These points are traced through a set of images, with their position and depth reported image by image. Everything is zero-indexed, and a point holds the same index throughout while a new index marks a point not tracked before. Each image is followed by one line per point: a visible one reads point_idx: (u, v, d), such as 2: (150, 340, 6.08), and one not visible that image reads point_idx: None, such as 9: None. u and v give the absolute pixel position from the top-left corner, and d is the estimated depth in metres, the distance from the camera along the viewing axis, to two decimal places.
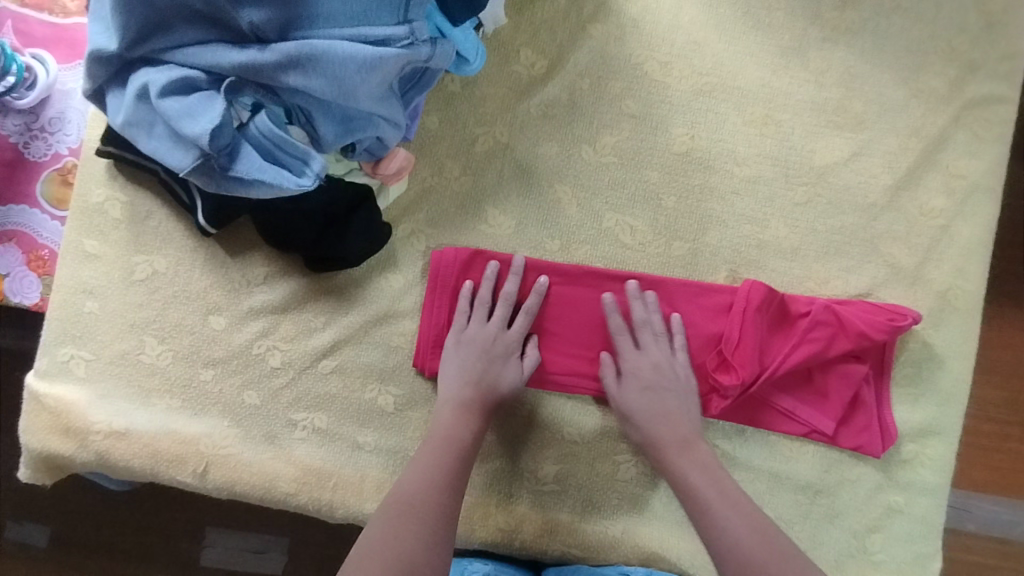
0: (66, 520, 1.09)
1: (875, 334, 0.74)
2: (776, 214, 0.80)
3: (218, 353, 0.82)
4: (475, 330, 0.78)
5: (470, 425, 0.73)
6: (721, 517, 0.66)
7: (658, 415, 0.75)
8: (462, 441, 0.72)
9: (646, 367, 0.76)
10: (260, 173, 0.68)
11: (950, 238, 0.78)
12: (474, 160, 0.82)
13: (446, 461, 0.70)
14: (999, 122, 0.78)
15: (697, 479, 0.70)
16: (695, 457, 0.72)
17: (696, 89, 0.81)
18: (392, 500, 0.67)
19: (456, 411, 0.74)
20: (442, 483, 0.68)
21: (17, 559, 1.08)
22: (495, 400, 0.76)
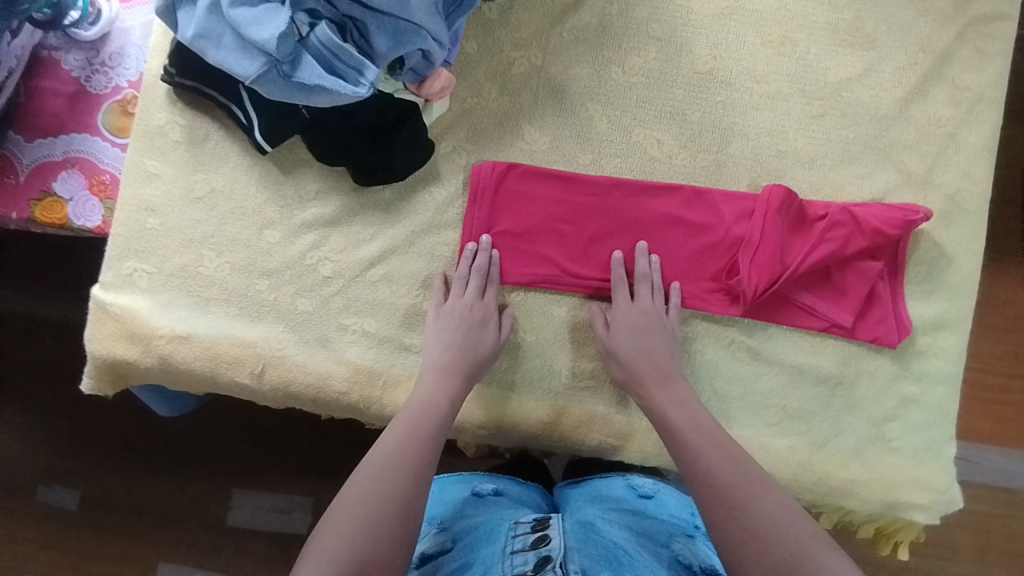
0: (114, 453, 1.15)
1: (889, 229, 0.79)
2: (793, 126, 0.86)
3: (272, 263, 0.88)
4: (468, 304, 0.83)
5: (448, 392, 0.78)
6: (697, 448, 0.71)
7: (641, 352, 0.80)
8: (436, 413, 0.75)
9: (635, 315, 0.82)
10: (320, 80, 0.75)
11: (957, 145, 0.84)
12: (511, 82, 0.88)
13: (425, 428, 0.73)
14: (1001, 38, 0.84)
15: (676, 417, 0.75)
16: (674, 391, 0.78)
17: (718, 13, 0.87)
18: (367, 462, 0.68)
19: (436, 380, 0.79)
20: (419, 446, 0.70)
21: (70, 491, 1.14)
22: (472, 369, 0.81)
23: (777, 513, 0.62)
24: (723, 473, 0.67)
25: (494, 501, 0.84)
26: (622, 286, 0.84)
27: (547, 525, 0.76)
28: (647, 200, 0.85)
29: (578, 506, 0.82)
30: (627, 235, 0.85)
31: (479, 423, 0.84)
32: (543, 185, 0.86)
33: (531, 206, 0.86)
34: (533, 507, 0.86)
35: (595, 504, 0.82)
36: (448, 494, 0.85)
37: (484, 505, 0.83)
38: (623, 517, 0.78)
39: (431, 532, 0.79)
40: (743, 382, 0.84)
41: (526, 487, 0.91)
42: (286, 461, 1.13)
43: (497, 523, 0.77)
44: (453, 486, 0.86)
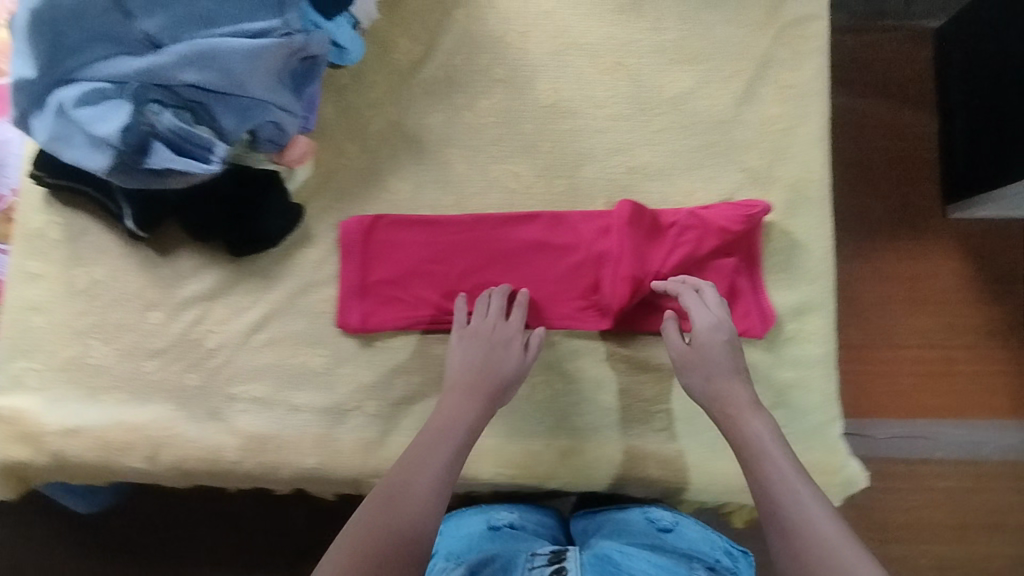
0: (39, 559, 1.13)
1: (733, 226, 0.83)
2: (638, 143, 0.90)
3: (158, 343, 0.89)
4: (492, 324, 0.82)
5: (475, 414, 0.76)
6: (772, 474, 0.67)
7: (714, 367, 0.77)
8: (450, 439, 0.74)
9: (704, 332, 0.78)
10: (171, 163, 0.78)
11: (792, 139, 0.88)
12: (370, 139, 0.92)
13: (444, 453, 0.72)
14: (816, 36, 0.89)
15: (746, 440, 0.71)
16: (763, 419, 0.72)
17: (553, 50, 0.92)
18: (405, 492, 0.68)
19: (461, 398, 0.77)
20: (434, 478, 0.70)
21: None
22: (496, 390, 0.79)
23: (839, 548, 0.60)
24: (796, 503, 0.63)
25: (511, 535, 0.86)
26: (691, 294, 0.81)
27: (563, 557, 0.80)
28: (509, 230, 0.88)
29: (596, 541, 0.84)
30: (494, 266, 0.88)
31: (375, 471, 0.85)
32: (409, 231, 0.89)
33: (401, 252, 0.89)
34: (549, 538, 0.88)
35: (618, 537, 0.84)
36: (465, 527, 0.88)
37: (502, 539, 0.85)
38: (643, 552, 0.80)
39: (448, 567, 0.82)
40: (626, 395, 0.85)
41: (543, 514, 0.92)
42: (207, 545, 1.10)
43: (514, 556, 0.81)
44: (472, 518, 0.89)
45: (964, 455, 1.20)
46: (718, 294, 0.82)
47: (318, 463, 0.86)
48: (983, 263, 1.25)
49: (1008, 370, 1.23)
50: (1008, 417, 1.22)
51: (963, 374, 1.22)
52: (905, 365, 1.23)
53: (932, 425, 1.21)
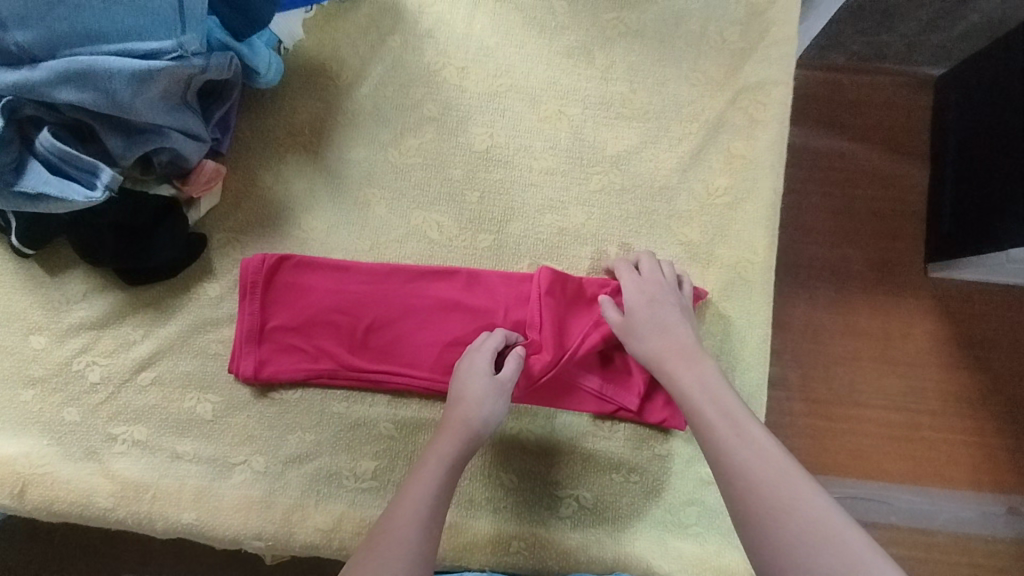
0: None
1: None
2: (573, 201, 0.83)
3: (37, 371, 0.83)
4: (469, 363, 0.75)
5: (450, 459, 0.69)
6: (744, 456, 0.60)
7: (662, 336, 0.73)
8: (443, 482, 0.68)
9: (641, 292, 0.75)
10: (46, 187, 0.71)
11: (736, 213, 0.82)
12: (286, 170, 0.85)
13: (425, 494, 0.66)
14: (773, 104, 0.83)
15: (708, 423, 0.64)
16: (698, 370, 0.69)
17: (491, 91, 0.85)
18: (393, 544, 0.62)
19: (446, 436, 0.71)
20: (418, 524, 0.64)
21: None
22: (484, 424, 0.72)
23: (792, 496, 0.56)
24: (776, 482, 0.57)
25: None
26: (626, 268, 0.78)
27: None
28: (424, 285, 0.82)
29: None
30: (403, 323, 0.82)
31: (255, 534, 0.78)
32: (317, 276, 0.82)
33: (305, 299, 0.82)
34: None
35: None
36: None
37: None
38: None
39: None
40: (533, 476, 0.80)
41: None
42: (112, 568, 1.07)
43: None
44: None
45: (913, 522, 1.09)
46: (655, 261, 0.78)
47: (193, 520, 0.79)
48: (958, 322, 1.13)
49: (974, 440, 1.11)
50: (968, 490, 1.10)
51: (924, 440, 1.10)
52: (864, 425, 1.10)
53: (885, 489, 1.09)
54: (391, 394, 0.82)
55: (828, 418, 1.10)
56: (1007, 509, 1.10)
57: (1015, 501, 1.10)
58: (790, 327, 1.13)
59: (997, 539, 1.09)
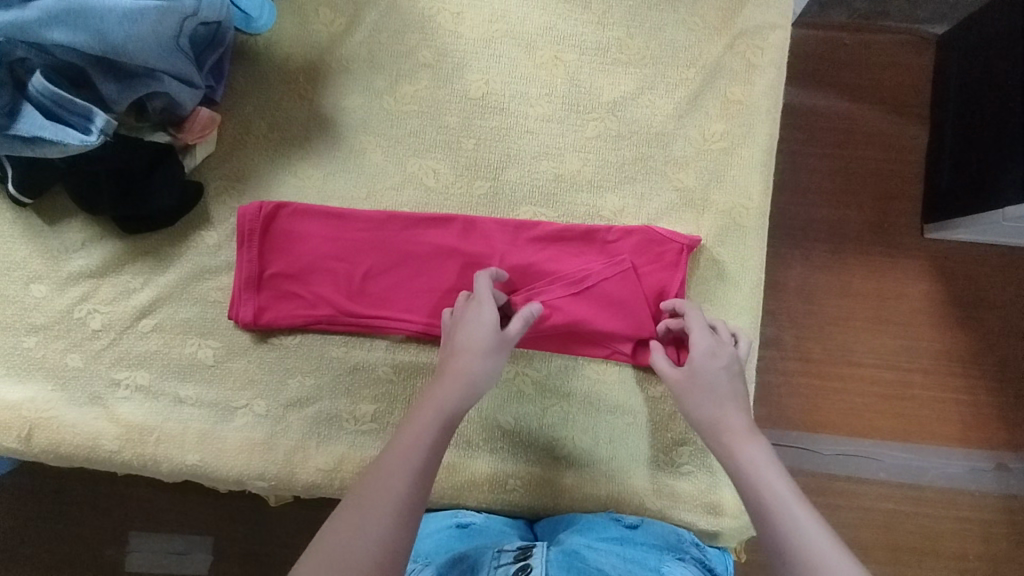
0: None
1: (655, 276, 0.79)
2: (569, 148, 0.83)
3: (39, 319, 0.84)
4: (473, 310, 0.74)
5: (448, 412, 0.67)
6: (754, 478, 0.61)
7: (712, 392, 0.69)
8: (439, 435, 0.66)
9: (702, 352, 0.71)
10: (40, 131, 0.71)
11: (732, 160, 0.82)
12: (280, 117, 0.85)
13: (420, 446, 0.64)
14: (770, 49, 0.83)
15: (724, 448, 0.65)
16: (716, 403, 0.68)
17: (487, 37, 0.85)
18: (380, 496, 0.60)
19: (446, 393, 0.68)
20: (410, 475, 0.62)
21: None
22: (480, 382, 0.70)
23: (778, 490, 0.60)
24: (778, 504, 0.58)
25: (479, 532, 0.76)
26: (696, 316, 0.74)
27: (530, 554, 0.68)
28: (421, 233, 0.82)
29: (563, 537, 0.73)
30: (401, 268, 0.82)
31: (258, 474, 0.80)
32: (313, 223, 0.83)
33: (303, 246, 0.82)
34: (519, 536, 0.77)
35: (583, 532, 0.73)
36: (430, 527, 0.77)
37: (469, 537, 0.74)
38: (613, 546, 0.71)
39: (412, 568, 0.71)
40: (529, 418, 0.82)
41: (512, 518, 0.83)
42: (122, 514, 1.11)
43: (481, 555, 0.70)
44: (438, 519, 0.79)
45: (903, 478, 1.11)
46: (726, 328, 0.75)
47: (197, 461, 0.80)
48: (951, 281, 1.14)
49: (964, 398, 1.13)
50: (956, 447, 1.12)
51: (914, 399, 1.12)
52: (856, 382, 1.12)
53: (874, 445, 1.12)
54: (389, 339, 0.83)
55: (819, 369, 1.12)
56: (995, 465, 1.12)
57: (1004, 457, 1.12)
58: (785, 281, 1.14)
59: (983, 491, 1.11)
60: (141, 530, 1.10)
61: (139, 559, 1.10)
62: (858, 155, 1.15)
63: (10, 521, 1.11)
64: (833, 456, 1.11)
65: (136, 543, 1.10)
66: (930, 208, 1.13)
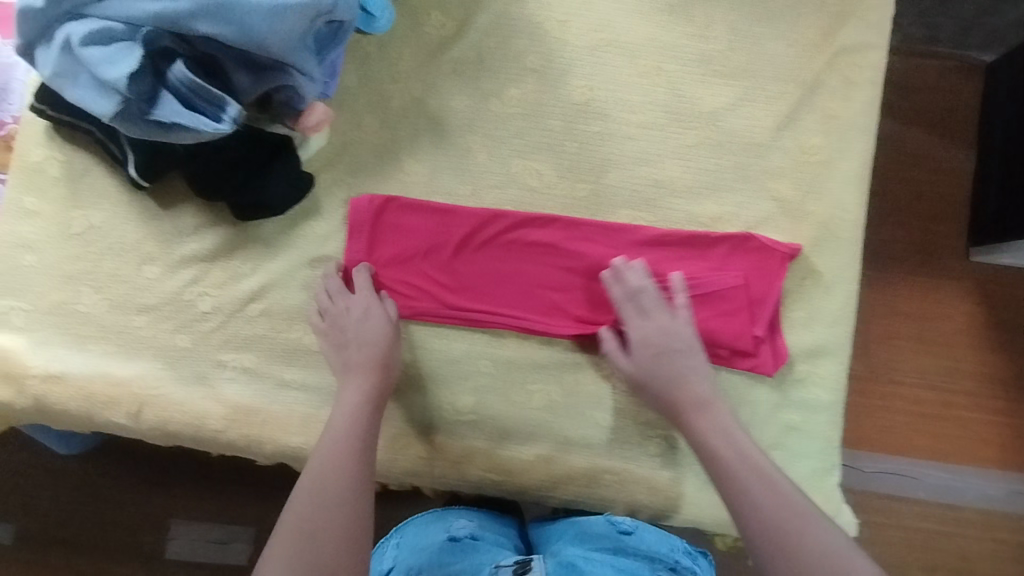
0: (17, 500, 1.13)
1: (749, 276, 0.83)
2: (669, 155, 0.86)
3: (150, 299, 0.87)
4: (357, 309, 0.82)
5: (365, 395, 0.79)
6: (805, 547, 0.66)
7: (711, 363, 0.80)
8: (369, 397, 0.79)
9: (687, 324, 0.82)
10: (177, 117, 0.74)
11: (829, 173, 0.85)
12: (390, 115, 0.88)
13: (350, 440, 0.75)
14: (869, 67, 0.85)
15: (744, 471, 0.72)
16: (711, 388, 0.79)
17: (593, 45, 0.87)
18: (313, 499, 0.71)
19: (356, 385, 0.79)
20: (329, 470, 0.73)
21: None
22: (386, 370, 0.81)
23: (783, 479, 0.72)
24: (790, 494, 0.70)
25: (471, 544, 0.83)
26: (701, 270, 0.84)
27: (529, 567, 0.78)
28: (527, 231, 0.85)
29: (557, 547, 0.83)
30: (501, 258, 0.85)
31: None
32: (421, 218, 0.85)
33: (410, 238, 0.85)
34: (512, 547, 0.86)
35: (578, 543, 0.82)
36: (426, 539, 0.84)
37: (462, 550, 0.82)
38: (605, 559, 0.79)
39: None
40: (625, 414, 0.84)
41: (499, 525, 0.90)
42: (193, 500, 1.13)
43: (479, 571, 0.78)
44: (429, 529, 0.86)
45: (942, 498, 1.13)
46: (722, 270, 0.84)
47: (302, 443, 0.84)
48: (994, 304, 1.15)
49: (1000, 420, 1.14)
50: (994, 468, 1.13)
51: (958, 419, 1.14)
52: (897, 401, 1.14)
53: (915, 464, 1.13)
54: (491, 334, 0.85)
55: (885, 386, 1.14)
56: None
57: None
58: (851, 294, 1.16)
59: (1022, 514, 1.13)
60: (182, 519, 1.13)
61: (178, 547, 1.12)
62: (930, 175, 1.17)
63: (78, 498, 1.13)
64: (894, 471, 1.13)
65: (177, 531, 1.12)
66: (977, 232, 1.14)
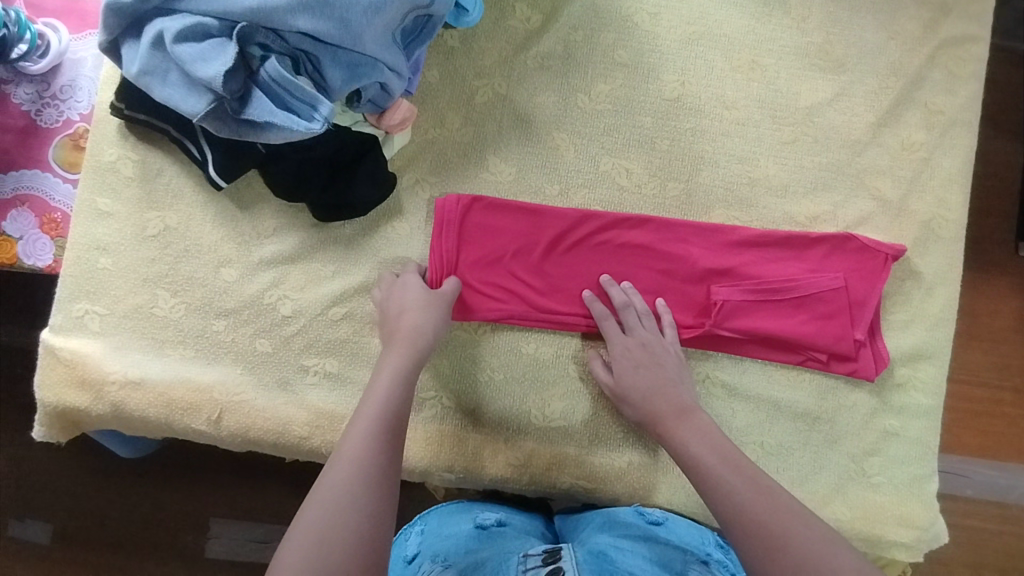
0: (74, 507, 1.10)
1: (849, 277, 0.80)
2: (764, 152, 0.84)
3: (229, 303, 0.84)
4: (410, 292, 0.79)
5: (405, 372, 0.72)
6: (782, 533, 0.59)
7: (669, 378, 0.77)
8: (405, 384, 0.71)
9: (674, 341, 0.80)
10: (271, 117, 0.71)
11: (931, 170, 0.82)
12: (475, 112, 0.85)
13: (385, 415, 0.68)
14: (973, 61, 0.83)
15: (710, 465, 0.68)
16: (694, 420, 0.73)
17: (685, 38, 0.85)
18: (343, 468, 0.62)
19: (397, 361, 0.73)
20: (364, 440, 0.64)
21: (24, 554, 1.09)
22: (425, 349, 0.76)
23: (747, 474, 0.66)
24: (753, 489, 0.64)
25: (499, 532, 0.77)
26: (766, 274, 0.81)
27: (558, 558, 0.71)
28: (618, 231, 0.82)
29: (588, 534, 0.76)
30: (589, 259, 0.83)
31: (446, 466, 0.81)
32: (510, 217, 0.83)
33: (497, 238, 0.83)
34: (541, 537, 0.80)
35: (607, 530, 0.76)
36: (450, 527, 0.77)
37: (489, 537, 0.76)
38: (638, 548, 0.72)
39: (433, 569, 0.71)
40: (720, 420, 0.81)
41: (527, 517, 0.84)
42: (255, 506, 1.10)
43: (506, 559, 0.71)
44: (454, 518, 0.79)
45: (990, 497, 1.10)
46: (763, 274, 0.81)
47: None
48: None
49: None
50: None
51: None
52: (948, 399, 1.11)
53: (963, 462, 1.10)
54: (580, 337, 0.83)
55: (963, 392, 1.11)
56: None
57: None
58: None
59: None
60: (224, 516, 1.10)
61: (221, 545, 1.10)
62: (1013, 171, 1.13)
63: (131, 498, 1.10)
64: (972, 475, 1.10)
65: (218, 530, 1.10)
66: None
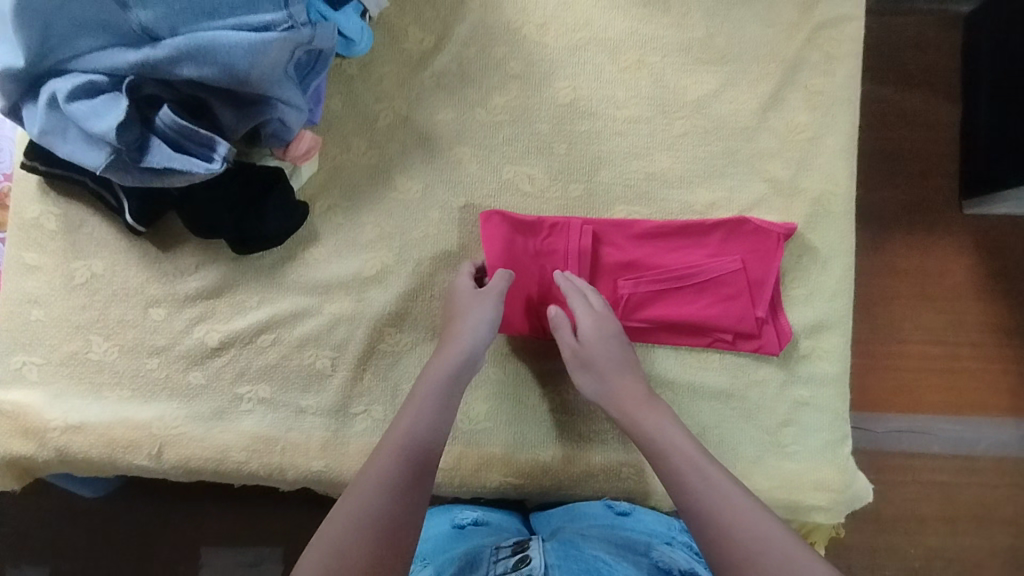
0: (46, 551, 1.13)
1: (747, 258, 0.83)
2: (658, 147, 0.87)
3: (160, 341, 0.87)
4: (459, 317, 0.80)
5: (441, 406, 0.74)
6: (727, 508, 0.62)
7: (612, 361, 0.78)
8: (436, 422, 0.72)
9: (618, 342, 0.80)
10: (171, 163, 0.74)
11: (817, 149, 0.86)
12: (378, 135, 0.89)
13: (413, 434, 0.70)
14: (848, 40, 0.86)
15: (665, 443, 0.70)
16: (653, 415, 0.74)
17: (573, 45, 0.88)
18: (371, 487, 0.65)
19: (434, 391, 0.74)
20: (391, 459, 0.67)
21: None
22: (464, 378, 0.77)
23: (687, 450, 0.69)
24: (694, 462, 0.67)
25: (474, 532, 0.79)
26: (668, 262, 0.84)
27: (528, 547, 0.73)
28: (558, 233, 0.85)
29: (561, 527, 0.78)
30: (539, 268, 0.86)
31: None
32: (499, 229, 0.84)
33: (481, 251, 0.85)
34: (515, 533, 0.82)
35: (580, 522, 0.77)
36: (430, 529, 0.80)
37: (466, 537, 0.78)
38: (605, 534, 0.74)
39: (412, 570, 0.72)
40: None
41: (504, 513, 0.86)
42: (219, 530, 1.13)
43: (481, 551, 0.73)
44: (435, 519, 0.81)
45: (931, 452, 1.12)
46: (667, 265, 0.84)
47: (323, 467, 0.85)
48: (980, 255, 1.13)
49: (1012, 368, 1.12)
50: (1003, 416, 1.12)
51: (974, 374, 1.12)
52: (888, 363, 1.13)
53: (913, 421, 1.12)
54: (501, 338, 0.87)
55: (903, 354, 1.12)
56: None
57: None
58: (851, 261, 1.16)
59: None
60: (192, 547, 1.13)
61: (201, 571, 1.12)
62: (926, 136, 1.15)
63: (100, 537, 1.13)
64: (914, 433, 1.12)
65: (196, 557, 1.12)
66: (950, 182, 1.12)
